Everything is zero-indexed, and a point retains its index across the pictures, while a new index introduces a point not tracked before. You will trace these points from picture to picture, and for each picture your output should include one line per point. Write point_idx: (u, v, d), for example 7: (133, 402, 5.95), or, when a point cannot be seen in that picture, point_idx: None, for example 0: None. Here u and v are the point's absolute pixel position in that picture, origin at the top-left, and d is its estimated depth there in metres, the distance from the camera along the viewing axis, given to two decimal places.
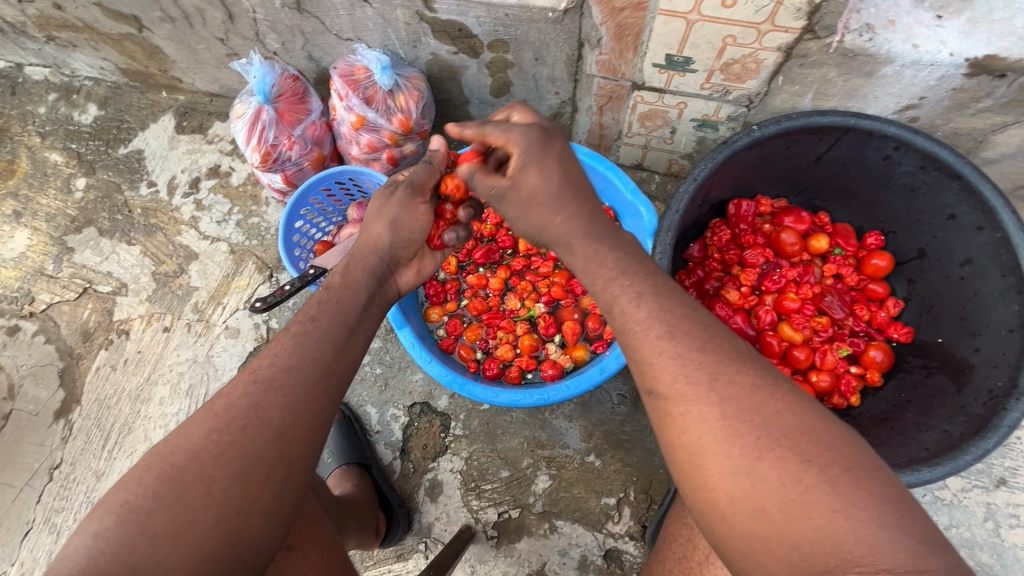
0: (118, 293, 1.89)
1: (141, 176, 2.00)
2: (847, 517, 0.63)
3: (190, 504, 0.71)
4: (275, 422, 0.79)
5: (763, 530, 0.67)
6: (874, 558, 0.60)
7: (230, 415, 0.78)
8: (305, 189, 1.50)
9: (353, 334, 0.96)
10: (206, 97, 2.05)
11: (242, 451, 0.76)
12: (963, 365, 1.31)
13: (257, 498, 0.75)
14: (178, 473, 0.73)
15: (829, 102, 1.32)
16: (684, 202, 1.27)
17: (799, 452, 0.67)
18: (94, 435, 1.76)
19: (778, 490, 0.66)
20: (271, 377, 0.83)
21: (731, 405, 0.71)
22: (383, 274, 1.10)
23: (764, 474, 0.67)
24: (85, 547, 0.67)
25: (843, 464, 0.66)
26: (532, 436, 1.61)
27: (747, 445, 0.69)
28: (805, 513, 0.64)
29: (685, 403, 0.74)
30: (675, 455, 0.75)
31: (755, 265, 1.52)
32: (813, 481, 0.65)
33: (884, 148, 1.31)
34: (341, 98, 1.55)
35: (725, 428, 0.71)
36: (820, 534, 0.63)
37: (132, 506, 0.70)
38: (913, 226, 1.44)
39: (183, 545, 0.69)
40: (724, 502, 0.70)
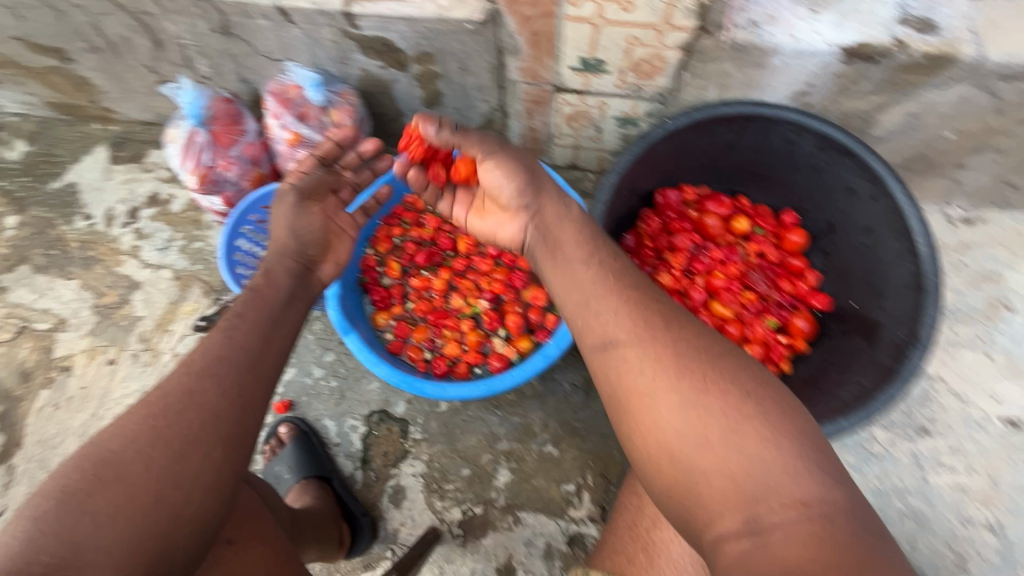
0: (57, 329, 1.84)
1: (76, 210, 1.96)
2: (776, 446, 0.71)
3: (129, 482, 0.73)
4: (212, 403, 0.82)
5: (707, 460, 0.73)
6: (793, 488, 0.69)
7: (167, 400, 0.81)
8: (244, 208, 1.52)
9: (280, 324, 0.99)
10: (141, 126, 2.03)
11: (182, 433, 0.78)
12: (874, 324, 1.42)
13: (196, 475, 0.77)
14: (116, 455, 0.75)
15: (732, 93, 1.44)
16: (609, 192, 1.38)
17: (740, 387, 0.76)
18: (39, 477, 1.70)
19: (721, 420, 0.74)
20: (204, 364, 0.86)
21: (680, 346, 0.82)
22: (303, 274, 1.10)
23: (709, 406, 0.75)
24: (23, 530, 0.69)
25: (773, 401, 0.76)
26: (491, 433, 1.65)
27: (696, 382, 0.78)
28: (742, 443, 0.72)
29: (641, 349, 0.83)
30: (626, 399, 0.82)
31: (684, 249, 1.62)
32: (750, 413, 0.74)
33: (786, 133, 1.43)
34: (275, 117, 1.58)
35: (671, 372, 0.79)
36: (750, 462, 0.71)
37: (71, 488, 0.72)
38: (822, 203, 1.56)
39: (126, 518, 0.71)
40: (675, 440, 0.76)
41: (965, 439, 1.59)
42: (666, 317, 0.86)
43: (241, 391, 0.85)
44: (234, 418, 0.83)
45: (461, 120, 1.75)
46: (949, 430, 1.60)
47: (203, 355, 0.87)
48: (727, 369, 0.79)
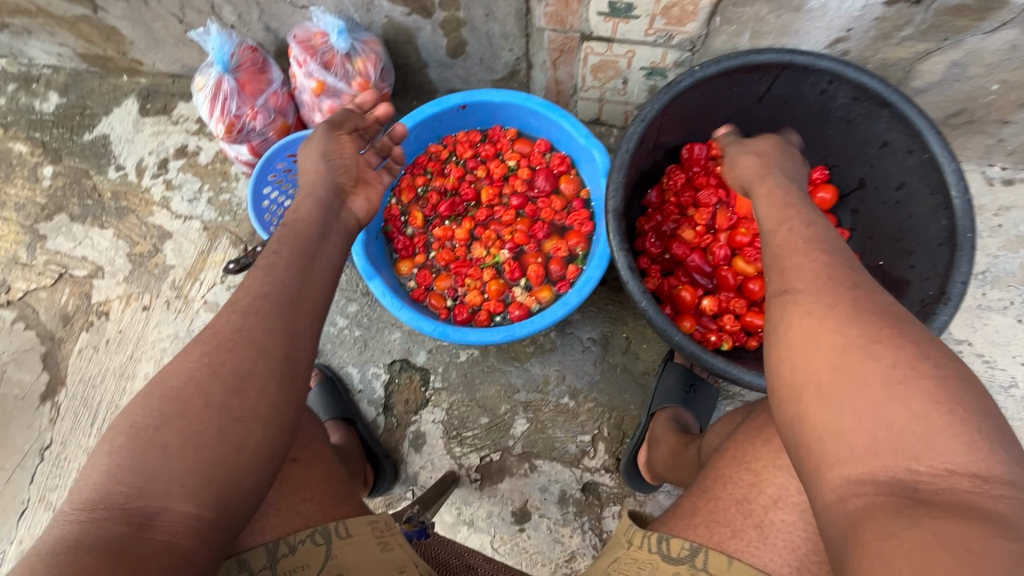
0: (94, 276, 1.91)
1: (108, 161, 2.01)
2: (948, 411, 0.63)
3: (192, 417, 0.78)
4: (259, 337, 0.86)
5: (859, 401, 0.67)
6: (959, 458, 0.61)
7: (219, 340, 0.85)
8: (270, 156, 1.53)
9: (314, 263, 1.02)
10: (168, 79, 2.06)
11: (235, 368, 0.82)
12: (901, 282, 1.41)
13: (254, 407, 0.82)
14: (177, 393, 0.80)
15: (766, 40, 1.39)
16: (634, 142, 1.33)
17: (920, 349, 0.68)
18: (82, 414, 1.80)
19: (886, 369, 0.66)
20: (249, 304, 0.90)
21: (863, 304, 0.75)
22: (332, 206, 1.14)
23: (878, 354, 0.68)
24: (103, 464, 0.75)
25: (959, 372, 0.66)
26: (509, 383, 1.69)
27: (867, 331, 0.70)
28: (905, 396, 0.64)
29: (817, 295, 0.78)
30: (783, 334, 0.78)
31: (708, 205, 1.58)
32: (926, 372, 0.65)
33: (820, 83, 1.39)
34: (300, 65, 1.57)
35: (842, 318, 0.74)
36: (908, 418, 0.64)
37: (140, 425, 0.77)
38: (853, 158, 1.52)
39: (195, 450, 0.76)
40: (828, 377, 0.70)
41: None
42: (865, 283, 0.79)
43: (288, 327, 0.90)
44: (280, 352, 0.87)
45: (485, 71, 1.73)
46: None
47: (248, 296, 0.91)
48: (914, 334, 0.70)
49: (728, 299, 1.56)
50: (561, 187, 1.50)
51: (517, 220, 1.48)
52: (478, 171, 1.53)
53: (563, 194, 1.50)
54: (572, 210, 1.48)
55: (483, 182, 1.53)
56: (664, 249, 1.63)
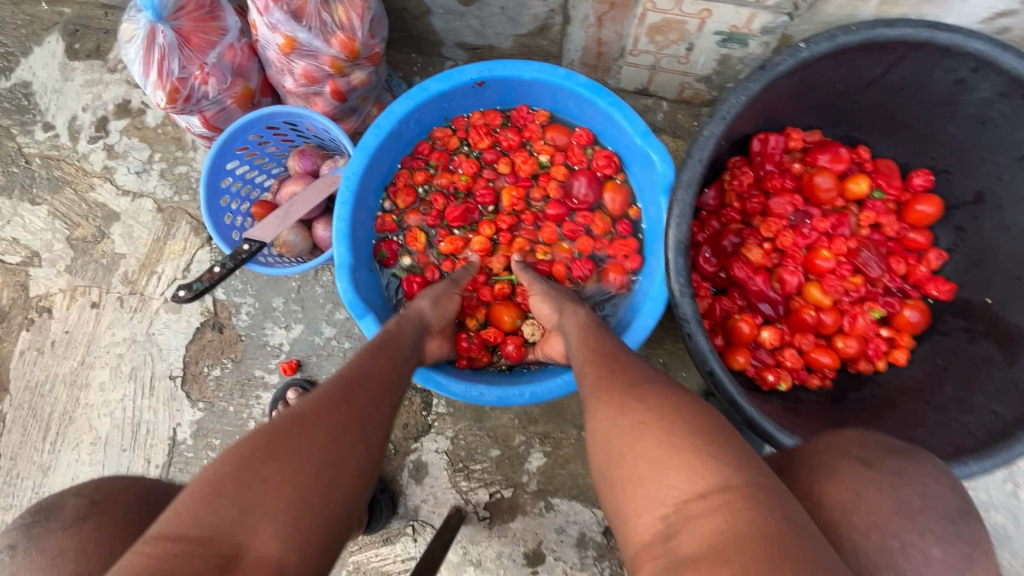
0: (30, 264, 1.60)
1: (33, 117, 1.63)
2: (672, 445, 0.62)
3: (300, 454, 0.65)
4: (367, 403, 0.77)
5: (620, 468, 0.66)
6: (692, 483, 0.58)
7: (334, 390, 0.75)
8: (227, 138, 1.18)
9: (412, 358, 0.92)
10: (99, 10, 1.62)
11: (342, 418, 0.71)
12: (1015, 333, 1.14)
13: (355, 471, 0.68)
14: (284, 425, 0.67)
15: (898, 7, 1.02)
16: (709, 148, 1.01)
17: (642, 396, 0.71)
18: (32, 426, 1.57)
19: (625, 430, 0.68)
20: (358, 373, 0.81)
21: (614, 374, 0.78)
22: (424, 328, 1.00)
23: (623, 420, 0.70)
24: (192, 493, 0.60)
25: (675, 406, 0.67)
26: (524, 412, 1.46)
27: (614, 400, 0.73)
28: (642, 447, 0.64)
29: (588, 382, 0.82)
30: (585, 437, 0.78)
31: (781, 215, 1.27)
32: (654, 420, 0.66)
33: (959, 70, 1.04)
34: (261, 12, 1.17)
35: (603, 394, 0.76)
36: (650, 462, 0.63)
37: (243, 451, 0.64)
38: (974, 165, 1.19)
39: (292, 493, 0.62)
40: (602, 463, 0.70)
41: None
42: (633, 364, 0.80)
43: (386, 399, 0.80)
44: (379, 420, 0.77)
45: (507, 24, 1.33)
46: None
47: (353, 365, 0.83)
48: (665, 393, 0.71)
49: (794, 333, 1.29)
50: (605, 196, 1.20)
51: (544, 239, 1.19)
52: (498, 167, 1.22)
53: (610, 205, 1.20)
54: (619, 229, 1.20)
55: (504, 180, 1.22)
56: (720, 268, 1.32)
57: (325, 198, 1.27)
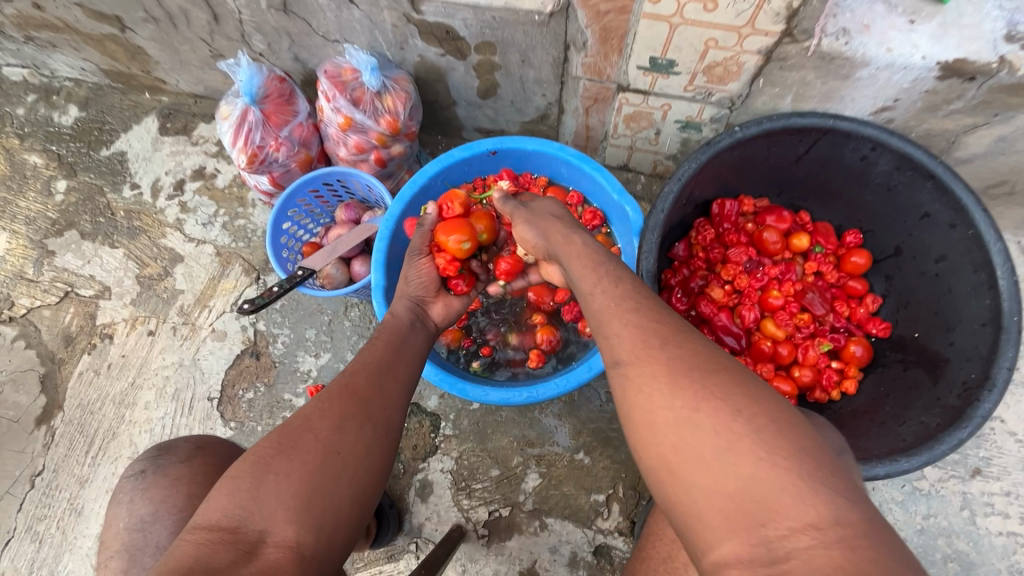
0: (101, 297, 1.87)
1: (123, 179, 1.98)
2: (769, 464, 0.64)
3: (302, 447, 0.81)
4: (365, 393, 0.93)
5: (702, 477, 0.68)
6: (799, 510, 0.61)
7: (333, 387, 0.92)
8: (292, 191, 1.50)
9: (405, 351, 1.08)
10: (191, 99, 2.03)
11: (340, 411, 0.88)
12: (938, 359, 1.35)
13: (355, 450, 0.85)
14: (291, 425, 0.84)
15: (808, 103, 1.36)
16: (669, 202, 1.30)
17: (729, 403, 0.70)
18: (77, 441, 1.74)
19: (712, 439, 0.68)
20: (358, 367, 0.98)
21: (676, 363, 0.77)
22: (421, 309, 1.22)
23: (700, 422, 0.70)
24: (222, 491, 0.77)
25: (768, 417, 0.68)
26: (522, 435, 1.63)
27: (686, 397, 0.73)
28: (735, 462, 0.66)
29: (640, 366, 0.79)
30: (632, 417, 0.79)
31: (738, 263, 1.54)
32: (742, 432, 0.67)
33: (861, 149, 1.35)
34: (328, 99, 1.53)
35: (668, 385, 0.75)
36: (744, 479, 0.65)
37: (259, 451, 0.81)
38: (890, 224, 1.48)
39: (298, 480, 0.78)
40: (672, 455, 0.72)
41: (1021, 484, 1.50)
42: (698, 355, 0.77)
43: (384, 383, 0.97)
44: (377, 403, 0.93)
45: (515, 113, 1.70)
46: (1005, 474, 1.51)
47: (354, 362, 1.01)
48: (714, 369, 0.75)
49: (756, 363, 1.51)
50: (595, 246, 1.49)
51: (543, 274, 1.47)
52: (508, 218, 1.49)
53: None
54: None
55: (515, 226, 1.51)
56: (691, 306, 1.56)
57: (364, 240, 1.55)
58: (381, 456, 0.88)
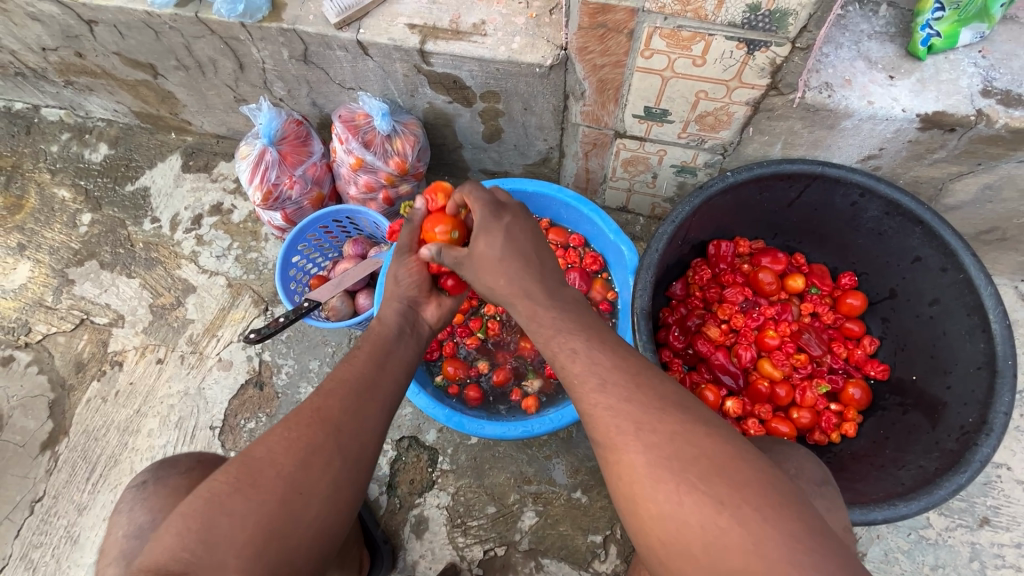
0: (114, 325, 1.93)
1: (145, 213, 2.07)
2: (763, 560, 0.64)
3: (260, 486, 0.81)
4: (334, 420, 0.91)
5: (691, 570, 0.69)
6: None
7: (300, 415, 0.91)
8: (303, 226, 1.57)
9: (385, 366, 1.04)
10: (213, 139, 2.15)
11: (307, 443, 0.87)
12: (936, 402, 1.35)
13: (317, 486, 0.84)
14: (255, 459, 0.84)
15: (797, 151, 1.42)
16: (663, 241, 1.34)
17: (714, 493, 0.69)
18: (80, 467, 1.75)
19: (699, 533, 0.68)
20: (331, 388, 0.96)
21: (657, 451, 0.75)
22: (412, 312, 1.16)
23: (686, 517, 0.70)
24: (176, 528, 0.79)
25: (753, 504, 0.68)
26: (519, 472, 1.62)
27: (669, 489, 0.72)
28: (726, 556, 0.66)
29: (619, 451, 0.77)
30: (620, 502, 0.78)
31: (734, 303, 1.57)
32: (727, 524, 0.67)
33: (851, 195, 1.39)
34: (341, 141, 1.63)
35: (650, 476, 0.74)
36: (742, 574, 0.65)
37: (216, 489, 0.81)
38: (884, 267, 1.50)
39: (254, 523, 0.78)
40: (660, 545, 0.72)
41: None
42: (678, 433, 0.75)
43: (360, 408, 0.94)
44: (349, 433, 0.91)
45: (518, 156, 1.78)
46: (1015, 524, 1.47)
47: (332, 380, 0.98)
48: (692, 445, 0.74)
49: (754, 403, 1.51)
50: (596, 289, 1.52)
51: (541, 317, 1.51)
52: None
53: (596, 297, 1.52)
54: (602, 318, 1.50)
55: None
56: (688, 345, 1.58)
57: (369, 274, 1.60)
58: (349, 493, 0.88)
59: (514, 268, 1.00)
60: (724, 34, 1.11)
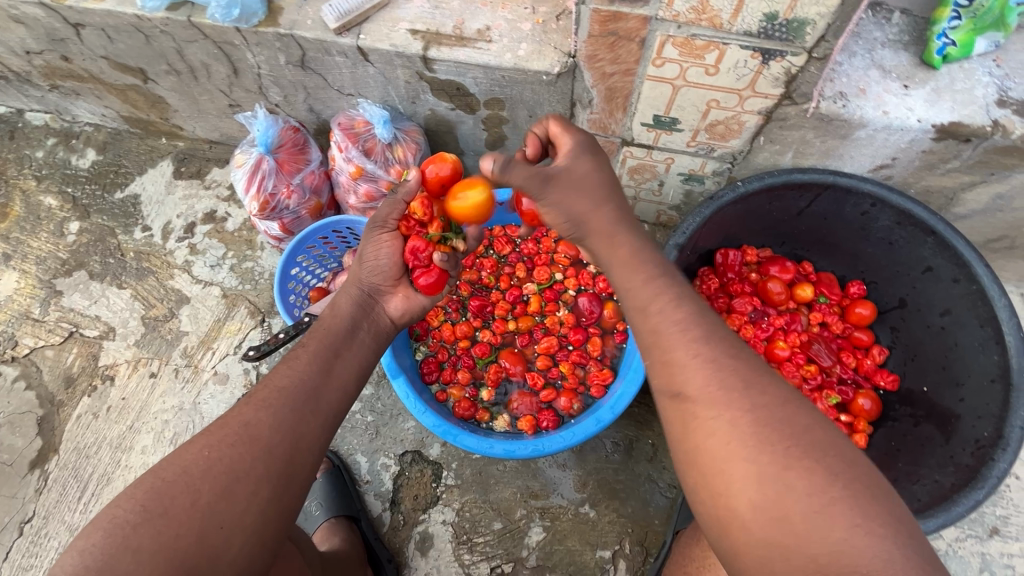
0: (105, 337, 1.87)
1: (135, 221, 2.01)
2: (866, 533, 0.66)
3: (175, 517, 0.76)
4: (266, 436, 0.86)
5: (783, 537, 0.68)
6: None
7: (222, 432, 0.85)
8: (302, 238, 1.52)
9: (330, 374, 1.01)
10: (206, 145, 2.09)
11: (231, 466, 0.81)
12: (949, 414, 1.34)
13: (242, 512, 0.79)
14: (166, 487, 0.78)
15: (808, 160, 1.40)
16: (673, 255, 1.34)
17: (825, 466, 0.70)
18: (71, 486, 1.70)
19: (803, 500, 0.69)
20: (265, 397, 0.91)
21: (763, 412, 0.75)
22: (366, 304, 1.18)
23: (790, 483, 0.70)
24: (71, 563, 0.71)
25: (864, 483, 0.70)
26: (526, 486, 1.59)
27: (775, 454, 0.71)
28: (827, 526, 0.67)
29: (716, 408, 0.76)
30: (699, 460, 0.77)
31: (743, 313, 1.54)
32: (837, 495, 0.68)
33: (862, 205, 1.37)
34: (340, 149, 1.59)
35: (753, 438, 0.73)
36: (837, 545, 0.66)
37: (119, 521, 0.74)
38: (894, 277, 1.49)
39: (165, 561, 0.73)
40: (746, 509, 0.72)
41: None
42: (783, 405, 0.76)
43: (296, 426, 0.90)
44: (281, 455, 0.86)
45: None
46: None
47: (266, 389, 0.93)
48: (790, 425, 0.74)
49: None
50: (605, 313, 1.49)
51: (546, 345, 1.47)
52: (525, 285, 1.53)
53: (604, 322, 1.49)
54: (604, 350, 1.48)
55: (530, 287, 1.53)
56: None
57: None
58: (279, 523, 0.83)
59: (614, 206, 0.95)
60: (739, 43, 1.08)
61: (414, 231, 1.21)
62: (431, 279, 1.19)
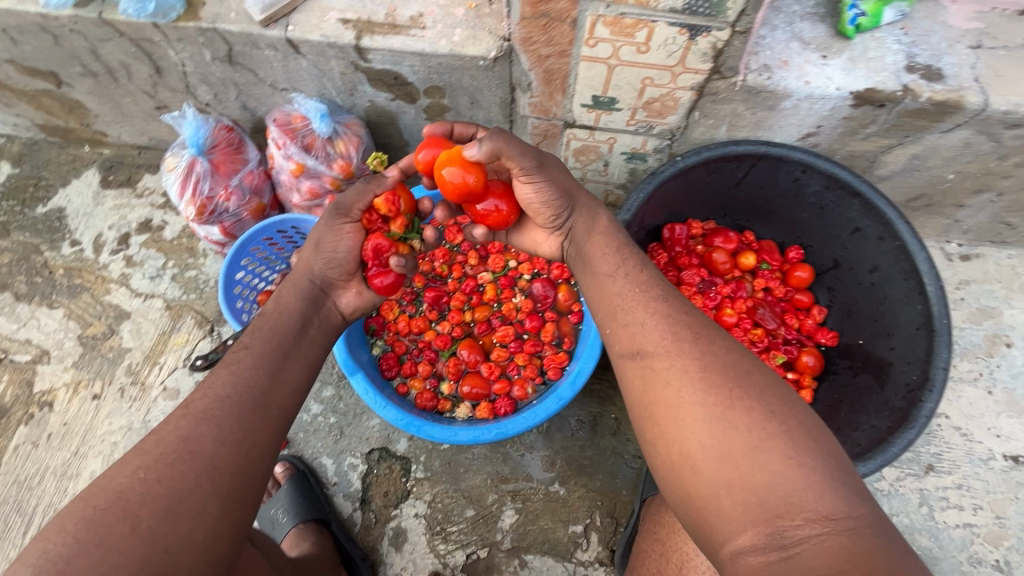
0: (39, 361, 1.75)
1: (62, 236, 1.89)
2: (799, 465, 0.69)
3: (113, 546, 0.71)
4: (208, 449, 0.82)
5: (727, 474, 0.72)
6: (819, 504, 0.67)
7: (159, 452, 0.80)
8: (244, 240, 1.47)
9: (277, 378, 0.96)
10: (134, 151, 1.98)
11: (172, 487, 0.77)
12: (882, 362, 1.44)
13: (188, 533, 0.75)
14: (99, 515, 0.73)
15: (741, 132, 1.45)
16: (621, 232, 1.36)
17: (765, 405, 0.75)
18: (13, 521, 1.59)
19: (744, 435, 0.73)
20: (205, 408, 0.86)
21: (711, 358, 0.81)
22: (316, 299, 1.13)
23: (734, 421, 0.74)
24: None
25: (799, 421, 0.74)
26: (495, 471, 1.61)
27: (721, 395, 0.76)
28: (765, 459, 0.70)
29: (670, 359, 0.82)
30: (653, 410, 0.81)
31: (692, 284, 1.60)
32: (774, 431, 0.72)
33: (793, 172, 1.44)
34: (278, 147, 1.54)
35: (701, 382, 0.79)
36: (773, 477, 0.69)
37: (50, 557, 0.69)
38: (828, 239, 1.57)
39: None
40: (696, 451, 0.75)
41: (971, 477, 1.58)
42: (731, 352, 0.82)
43: (242, 437, 0.85)
44: (228, 468, 0.82)
45: None
46: (955, 468, 1.59)
47: (204, 400, 0.87)
48: (735, 369, 0.79)
49: None
50: (560, 297, 1.50)
51: (503, 334, 1.49)
52: (480, 273, 1.53)
53: (560, 304, 1.50)
54: (558, 335, 1.50)
55: (485, 275, 1.53)
56: None
57: None
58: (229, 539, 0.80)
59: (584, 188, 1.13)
60: (666, 20, 1.10)
61: (376, 225, 1.20)
62: (388, 280, 1.19)
